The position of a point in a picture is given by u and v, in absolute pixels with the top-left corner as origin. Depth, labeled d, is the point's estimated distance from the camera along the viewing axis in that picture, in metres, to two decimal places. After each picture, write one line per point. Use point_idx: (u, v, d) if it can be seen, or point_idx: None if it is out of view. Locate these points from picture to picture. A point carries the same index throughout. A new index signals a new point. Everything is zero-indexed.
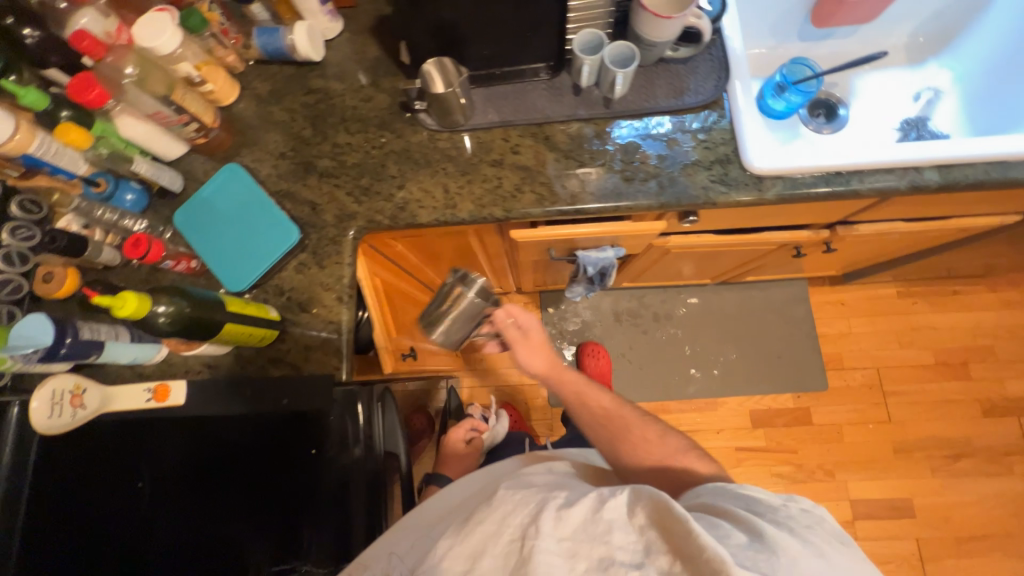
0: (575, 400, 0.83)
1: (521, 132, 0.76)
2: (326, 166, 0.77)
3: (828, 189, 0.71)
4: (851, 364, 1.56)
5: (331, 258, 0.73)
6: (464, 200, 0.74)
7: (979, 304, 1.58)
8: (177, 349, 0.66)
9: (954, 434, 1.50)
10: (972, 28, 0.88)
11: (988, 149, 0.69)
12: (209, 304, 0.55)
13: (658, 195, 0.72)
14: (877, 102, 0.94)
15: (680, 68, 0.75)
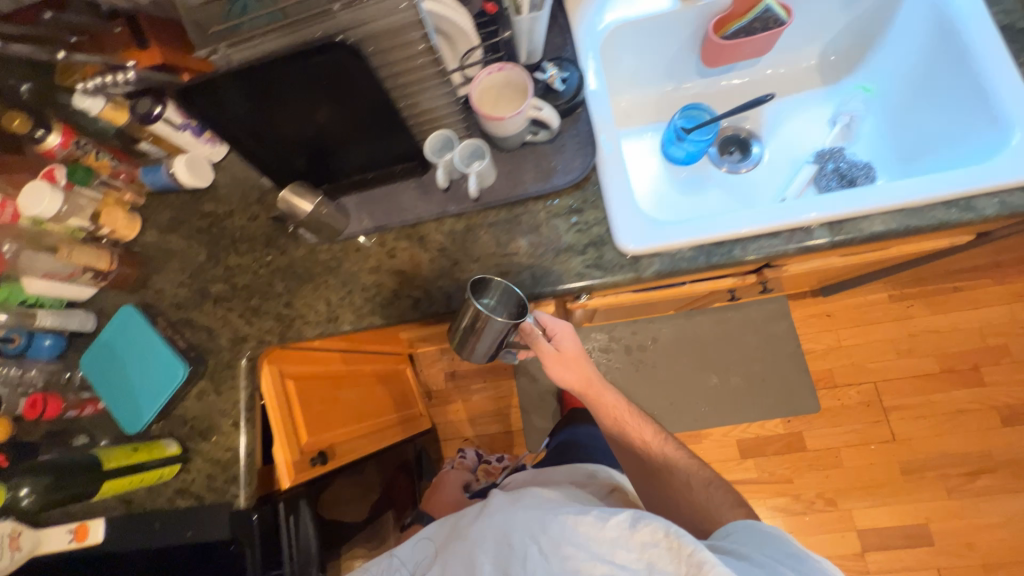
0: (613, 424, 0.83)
1: (396, 235, 0.76)
2: (219, 290, 0.80)
3: (709, 262, 0.67)
4: (845, 381, 1.44)
5: (227, 383, 0.76)
6: (346, 311, 0.75)
7: (987, 300, 1.43)
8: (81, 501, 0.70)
9: (970, 448, 1.36)
10: (881, 44, 0.81)
11: (879, 201, 0.63)
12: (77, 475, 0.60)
13: (533, 287, 0.70)
14: (790, 134, 0.88)
15: (546, 149, 0.73)
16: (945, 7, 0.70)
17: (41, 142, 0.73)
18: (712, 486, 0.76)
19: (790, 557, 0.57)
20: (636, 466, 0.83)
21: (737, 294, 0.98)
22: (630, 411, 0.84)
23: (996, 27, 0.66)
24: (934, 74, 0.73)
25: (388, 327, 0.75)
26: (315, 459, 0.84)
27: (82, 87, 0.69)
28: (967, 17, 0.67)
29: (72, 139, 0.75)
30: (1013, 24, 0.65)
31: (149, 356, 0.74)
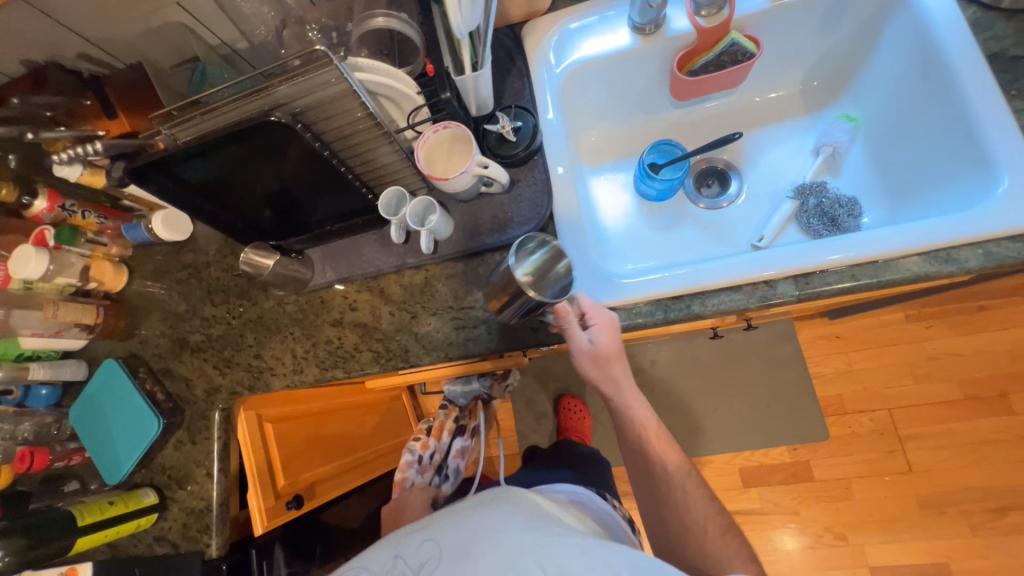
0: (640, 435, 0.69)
1: (358, 287, 0.77)
2: (196, 341, 0.83)
3: (667, 317, 0.64)
4: (856, 408, 1.36)
5: (202, 433, 0.79)
6: (310, 364, 0.76)
7: (1016, 321, 1.31)
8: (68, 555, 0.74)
9: (998, 482, 1.26)
10: (867, 68, 0.75)
11: (850, 251, 0.59)
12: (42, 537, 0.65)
13: (488, 342, 0.69)
14: (770, 165, 0.83)
15: (502, 199, 0.72)
16: (928, 32, 0.64)
17: (30, 207, 0.79)
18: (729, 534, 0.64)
19: None
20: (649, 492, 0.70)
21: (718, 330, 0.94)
22: (657, 430, 0.70)
23: (983, 57, 0.61)
24: (921, 105, 0.67)
25: (350, 379, 0.76)
26: (289, 503, 0.86)
27: (60, 157, 0.73)
28: (951, 45, 0.62)
29: (57, 203, 0.80)
30: (1003, 52, 0.61)
31: (129, 408, 0.78)
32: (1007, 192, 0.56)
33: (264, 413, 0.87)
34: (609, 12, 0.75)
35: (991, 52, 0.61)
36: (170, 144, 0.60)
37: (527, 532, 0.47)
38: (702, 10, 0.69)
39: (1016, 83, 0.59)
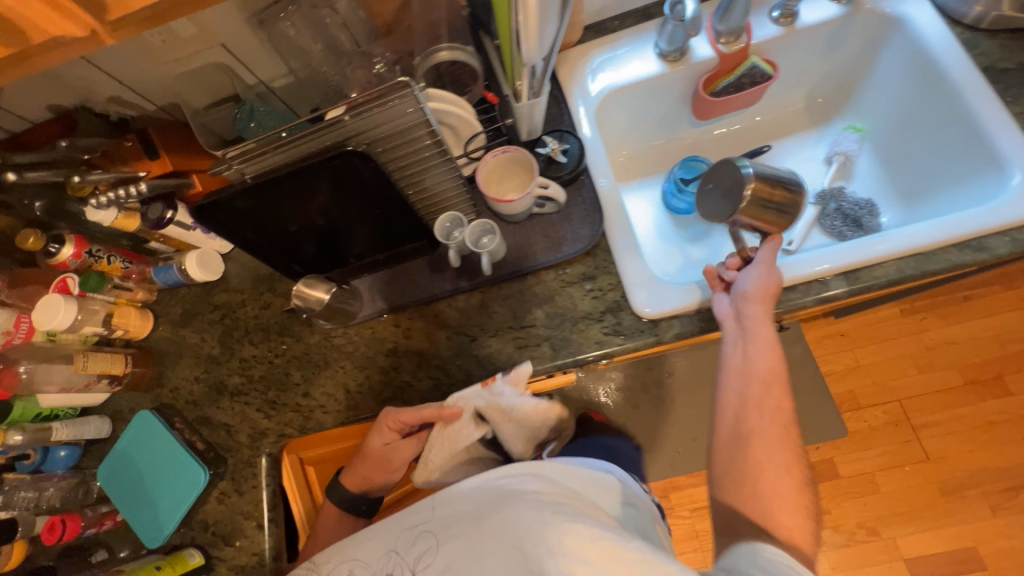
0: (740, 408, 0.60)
1: (411, 314, 0.76)
2: (235, 383, 0.79)
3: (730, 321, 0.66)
4: (870, 402, 1.41)
5: (249, 482, 0.74)
6: (366, 397, 0.74)
7: (1000, 306, 1.42)
8: None
9: (1009, 462, 1.32)
10: (868, 84, 0.83)
11: (892, 246, 0.63)
12: None
13: (553, 359, 0.69)
14: (788, 175, 0.89)
15: (553, 218, 0.74)
16: (924, 50, 0.72)
17: (55, 255, 0.75)
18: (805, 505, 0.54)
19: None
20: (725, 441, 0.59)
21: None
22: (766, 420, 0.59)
23: (977, 70, 0.69)
24: (925, 114, 0.75)
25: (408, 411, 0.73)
26: None
27: (96, 201, 0.70)
28: (948, 60, 0.70)
29: (84, 249, 0.77)
30: (993, 65, 0.70)
31: (169, 463, 0.72)
32: (1020, 185, 0.63)
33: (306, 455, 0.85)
34: (634, 41, 0.81)
35: (982, 66, 0.70)
36: (235, 179, 0.61)
37: (539, 514, 0.50)
38: (721, 37, 0.76)
39: (1009, 91, 0.68)
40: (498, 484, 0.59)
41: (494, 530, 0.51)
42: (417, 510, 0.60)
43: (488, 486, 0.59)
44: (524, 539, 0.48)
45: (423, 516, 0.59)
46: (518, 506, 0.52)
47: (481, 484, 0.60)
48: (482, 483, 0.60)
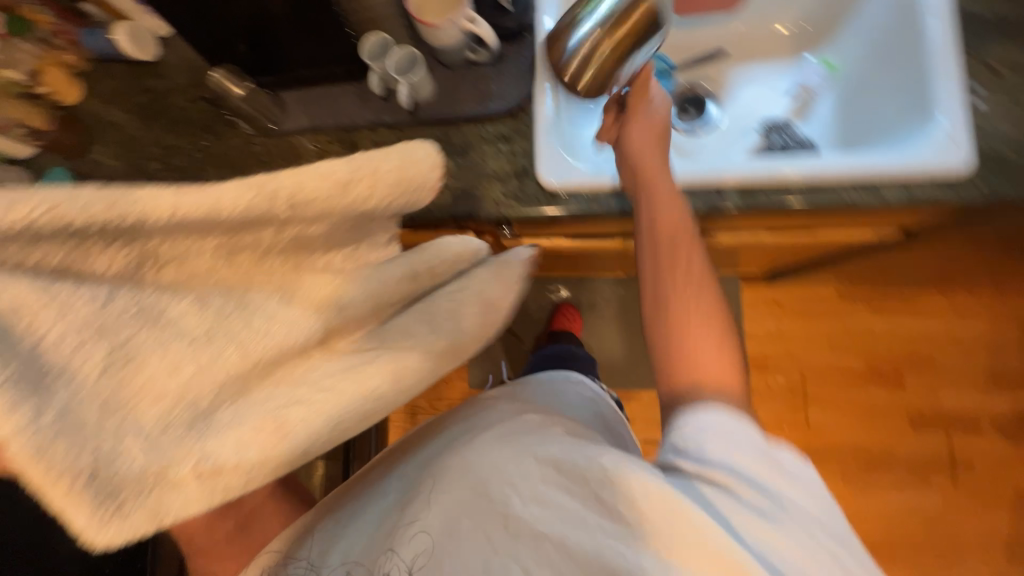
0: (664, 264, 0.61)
1: (330, 138, 0.76)
2: (153, 168, 0.81)
3: (620, 207, 0.68)
4: (776, 366, 1.50)
5: None
6: None
7: (928, 310, 1.47)
8: None
9: (875, 444, 1.44)
10: (858, 16, 0.78)
11: (791, 171, 0.64)
12: None
13: (450, 208, 0.71)
14: (750, 101, 0.86)
15: (488, 72, 0.72)
16: None
17: None
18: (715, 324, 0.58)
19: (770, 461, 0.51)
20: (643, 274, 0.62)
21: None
22: (688, 264, 0.60)
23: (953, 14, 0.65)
24: (896, 56, 0.71)
25: None
26: None
27: None
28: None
29: None
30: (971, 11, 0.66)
31: None
32: (938, 137, 0.62)
33: None
34: None
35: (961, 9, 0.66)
36: None
37: (502, 450, 0.58)
38: None
39: (974, 42, 0.65)
40: (450, 441, 0.65)
41: (467, 484, 0.56)
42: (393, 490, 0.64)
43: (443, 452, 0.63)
44: (495, 487, 0.55)
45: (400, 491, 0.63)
46: (480, 454, 0.58)
47: (433, 456, 0.64)
48: (440, 446, 0.65)
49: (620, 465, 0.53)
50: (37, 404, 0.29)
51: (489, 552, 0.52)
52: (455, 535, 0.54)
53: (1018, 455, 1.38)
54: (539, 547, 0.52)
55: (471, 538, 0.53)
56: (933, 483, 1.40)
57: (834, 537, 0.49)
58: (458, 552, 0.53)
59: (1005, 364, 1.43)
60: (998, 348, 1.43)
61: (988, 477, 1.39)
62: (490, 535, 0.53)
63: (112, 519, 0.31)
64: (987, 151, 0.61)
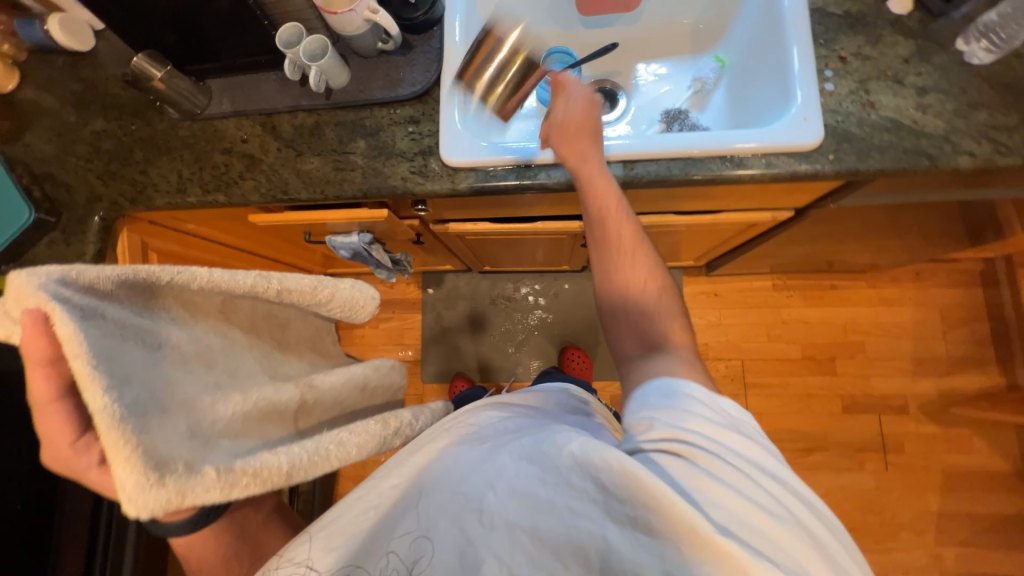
0: (597, 215, 0.65)
1: (251, 122, 0.81)
2: (84, 151, 0.84)
3: (517, 181, 0.74)
4: (718, 356, 1.56)
5: (77, 236, 0.82)
6: (194, 185, 0.80)
7: (856, 299, 1.56)
8: None
9: (812, 428, 1.49)
10: (740, 16, 0.86)
11: (666, 147, 0.70)
12: None
13: (362, 184, 0.76)
14: (653, 93, 0.93)
15: (397, 60, 0.79)
16: None
17: None
18: (667, 296, 0.64)
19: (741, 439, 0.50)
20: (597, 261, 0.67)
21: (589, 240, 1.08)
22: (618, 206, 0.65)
23: (807, 11, 0.74)
24: (766, 49, 0.79)
25: (232, 204, 0.80)
26: None
27: None
28: None
29: None
30: (823, 7, 0.75)
31: (2, 197, 0.78)
32: (792, 116, 0.69)
33: (152, 244, 0.94)
34: None
35: (814, 7, 0.75)
36: None
37: (476, 454, 0.53)
38: None
39: (826, 35, 0.73)
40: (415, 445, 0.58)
41: (443, 485, 0.52)
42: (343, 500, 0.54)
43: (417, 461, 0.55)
44: (472, 481, 0.50)
45: (353, 498, 0.53)
46: (463, 456, 0.54)
47: (394, 461, 0.56)
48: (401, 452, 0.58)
49: (585, 446, 0.48)
50: (118, 391, 0.39)
51: (465, 547, 0.47)
52: (432, 537, 0.49)
53: (944, 435, 1.45)
54: (511, 538, 0.46)
55: (444, 541, 0.48)
56: (866, 465, 1.45)
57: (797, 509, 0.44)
58: (428, 557, 0.48)
59: (928, 349, 1.51)
60: (920, 334, 1.52)
61: (917, 457, 1.45)
62: (466, 529, 0.48)
63: (171, 486, 0.40)
64: (835, 128, 0.69)
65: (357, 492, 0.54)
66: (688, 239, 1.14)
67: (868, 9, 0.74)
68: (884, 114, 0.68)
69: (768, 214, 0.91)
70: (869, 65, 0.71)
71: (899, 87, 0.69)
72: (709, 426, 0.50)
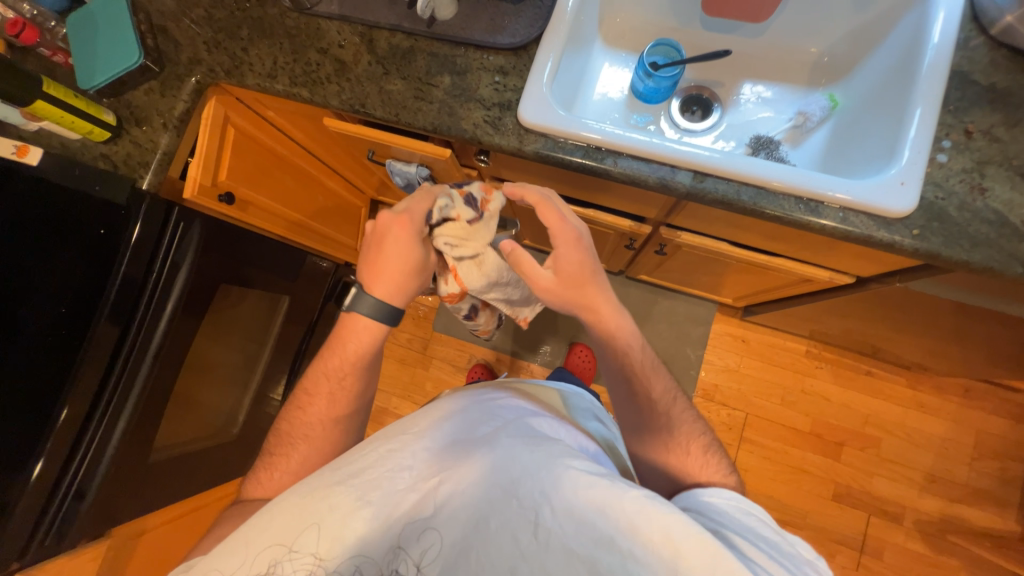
0: (633, 371, 0.68)
1: (352, 30, 0.83)
2: (198, 15, 0.89)
3: (582, 160, 0.73)
4: (723, 402, 1.51)
5: (171, 92, 0.89)
6: (283, 75, 0.83)
7: (890, 395, 1.46)
8: (30, 117, 0.79)
9: (795, 503, 1.44)
10: (869, 59, 0.80)
11: (743, 169, 0.67)
12: (17, 83, 0.72)
13: (434, 119, 0.77)
14: (748, 114, 0.89)
15: (505, 9, 0.79)
16: (924, 34, 0.70)
17: None
18: (710, 452, 0.67)
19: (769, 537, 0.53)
20: (627, 417, 0.71)
21: (634, 243, 1.10)
22: (648, 357, 0.70)
23: (947, 71, 0.67)
24: (887, 100, 0.73)
25: (312, 102, 0.83)
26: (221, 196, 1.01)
27: None
28: (933, 51, 0.68)
29: None
30: (967, 72, 0.69)
31: (120, 37, 0.85)
32: (889, 176, 0.64)
33: (233, 119, 0.98)
34: None
35: (957, 69, 0.69)
36: None
37: (531, 454, 0.54)
38: None
39: (959, 102, 0.67)
40: (442, 423, 0.62)
41: (490, 479, 0.53)
42: (357, 448, 0.59)
43: (447, 444, 0.59)
44: (524, 485, 0.51)
45: (368, 453, 0.58)
46: (508, 449, 0.55)
47: (423, 434, 0.60)
48: (419, 424, 0.62)
49: (653, 497, 0.48)
50: None
51: (517, 557, 0.48)
52: (482, 532, 0.50)
53: (931, 558, 1.38)
54: (567, 564, 0.47)
55: (498, 538, 0.49)
56: (836, 559, 1.39)
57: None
58: (487, 549, 0.49)
59: (949, 469, 1.41)
60: (946, 452, 1.42)
61: (893, 569, 1.38)
62: (518, 538, 0.48)
63: None
64: (931, 203, 0.64)
65: (378, 448, 0.58)
66: (733, 273, 1.10)
67: (1017, 88, 0.67)
68: (992, 204, 0.63)
69: (826, 274, 0.87)
70: (994, 147, 0.65)
71: (1020, 181, 0.64)
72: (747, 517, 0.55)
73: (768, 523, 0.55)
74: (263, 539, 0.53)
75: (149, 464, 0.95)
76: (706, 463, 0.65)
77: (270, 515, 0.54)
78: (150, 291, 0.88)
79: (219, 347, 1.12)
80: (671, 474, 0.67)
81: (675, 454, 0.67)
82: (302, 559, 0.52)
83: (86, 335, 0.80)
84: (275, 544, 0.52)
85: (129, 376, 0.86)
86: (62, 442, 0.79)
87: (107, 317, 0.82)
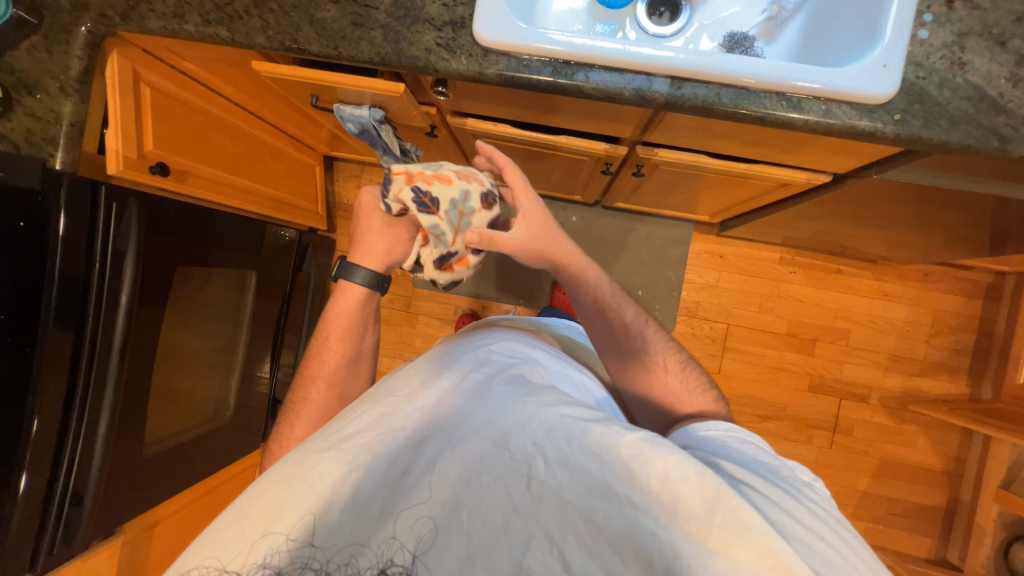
0: (594, 304, 0.73)
1: None
2: None
3: (551, 78, 0.66)
4: (705, 317, 1.57)
5: (60, 47, 0.75)
6: (192, 12, 0.71)
7: (857, 288, 1.54)
8: None
9: (775, 399, 1.56)
10: None
11: (721, 69, 0.63)
12: None
13: (380, 48, 0.68)
14: (719, 10, 0.82)
15: None
16: None
17: None
18: (689, 369, 0.72)
19: (776, 471, 0.52)
20: (609, 347, 0.73)
21: (610, 167, 1.06)
22: (611, 290, 0.74)
23: None
24: None
25: (233, 43, 0.71)
26: (151, 167, 0.90)
27: None
28: None
29: None
30: None
31: None
32: (872, 60, 0.62)
33: (145, 76, 0.85)
34: None
35: None
36: None
37: (525, 406, 0.51)
38: None
39: None
40: (430, 377, 0.58)
41: (482, 435, 0.49)
42: (344, 414, 0.54)
43: (438, 399, 0.55)
44: (516, 437, 0.48)
45: (358, 421, 0.53)
46: (498, 402, 0.52)
47: (412, 394, 0.56)
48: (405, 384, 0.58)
49: (648, 440, 0.46)
50: None
51: (511, 512, 0.45)
52: (473, 490, 0.47)
53: (893, 428, 1.53)
54: (562, 514, 0.45)
55: (492, 495, 0.46)
56: (812, 440, 1.55)
57: (829, 520, 0.47)
58: (483, 503, 0.46)
59: (910, 348, 1.53)
60: (907, 333, 1.53)
61: (862, 441, 1.54)
62: (511, 494, 0.46)
63: None
64: (912, 84, 0.62)
65: (367, 414, 0.54)
66: (712, 188, 1.09)
67: None
68: (972, 78, 0.62)
69: (803, 175, 0.87)
70: (975, 16, 0.63)
71: (999, 50, 0.62)
72: (750, 454, 0.55)
73: (772, 457, 0.55)
74: (248, 528, 0.46)
75: (146, 458, 0.92)
76: (684, 379, 0.70)
77: (251, 500, 0.48)
78: (95, 287, 0.77)
79: (191, 333, 1.06)
80: (661, 399, 0.70)
81: (659, 377, 0.70)
82: (290, 543, 0.45)
83: (35, 347, 0.70)
84: (260, 533, 0.46)
85: (99, 377, 0.78)
86: (42, 465, 0.74)
87: (54, 321, 0.72)
